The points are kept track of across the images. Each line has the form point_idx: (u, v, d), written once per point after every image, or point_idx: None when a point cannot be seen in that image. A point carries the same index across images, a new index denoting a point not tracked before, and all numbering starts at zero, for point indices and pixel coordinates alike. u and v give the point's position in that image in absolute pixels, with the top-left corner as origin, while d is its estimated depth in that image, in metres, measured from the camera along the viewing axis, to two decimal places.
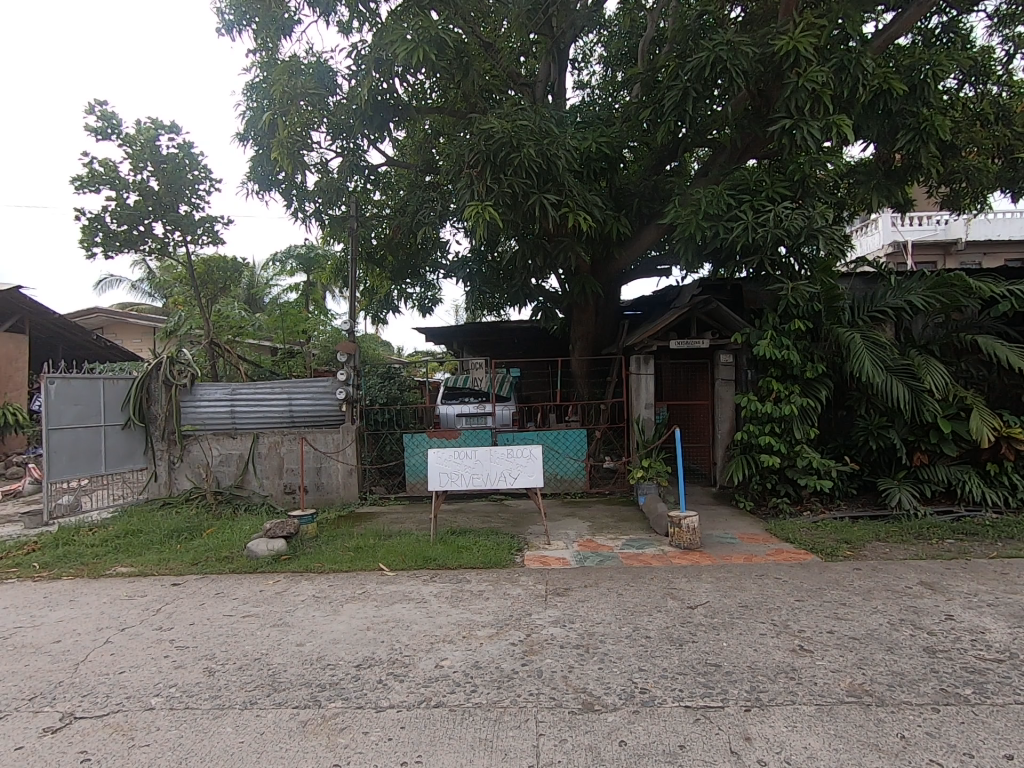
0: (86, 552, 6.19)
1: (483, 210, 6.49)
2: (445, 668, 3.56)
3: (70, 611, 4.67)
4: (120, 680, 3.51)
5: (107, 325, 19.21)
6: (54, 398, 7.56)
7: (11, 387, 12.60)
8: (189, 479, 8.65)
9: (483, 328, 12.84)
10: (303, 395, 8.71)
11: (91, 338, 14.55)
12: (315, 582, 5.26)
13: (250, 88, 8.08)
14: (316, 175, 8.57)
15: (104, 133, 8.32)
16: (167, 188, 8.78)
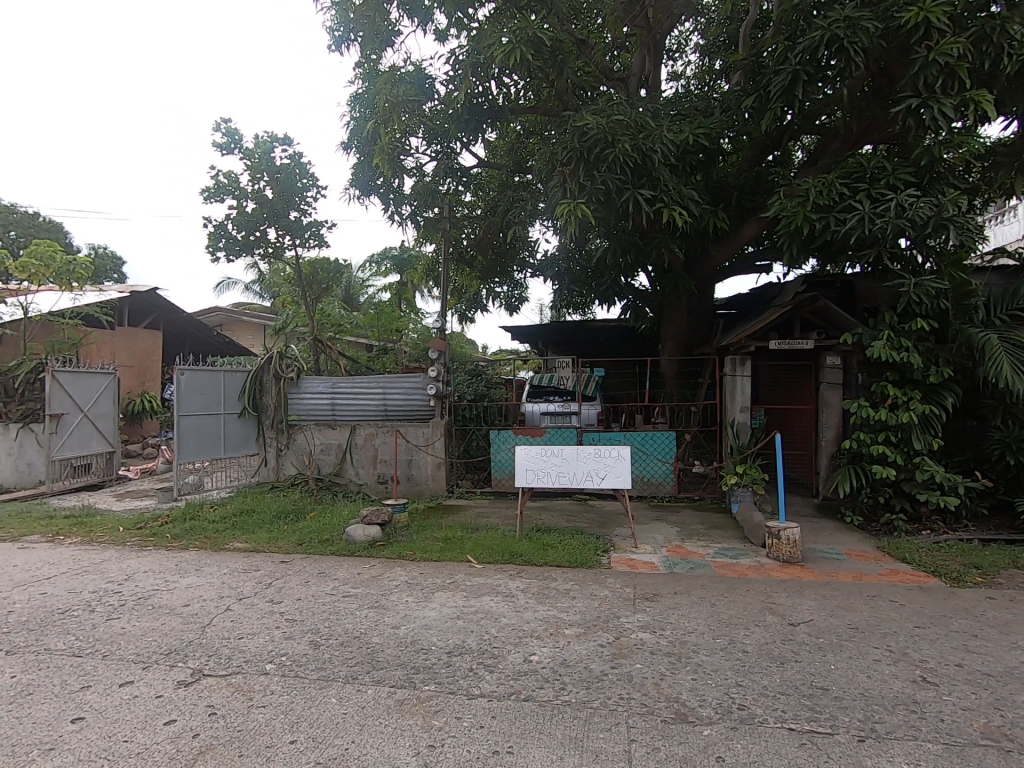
0: (208, 528, 6.86)
1: (575, 208, 6.45)
2: (534, 663, 3.58)
3: (197, 579, 5.19)
4: (239, 645, 3.85)
5: (226, 322, 21.23)
6: (184, 387, 8.47)
7: (149, 377, 14.23)
8: (294, 466, 9.33)
9: (568, 326, 12.80)
10: (398, 390, 9.12)
11: (214, 334, 16.12)
12: (407, 569, 5.49)
13: (354, 99, 8.55)
14: (413, 179, 8.89)
15: (229, 148, 9.16)
16: (280, 196, 9.52)
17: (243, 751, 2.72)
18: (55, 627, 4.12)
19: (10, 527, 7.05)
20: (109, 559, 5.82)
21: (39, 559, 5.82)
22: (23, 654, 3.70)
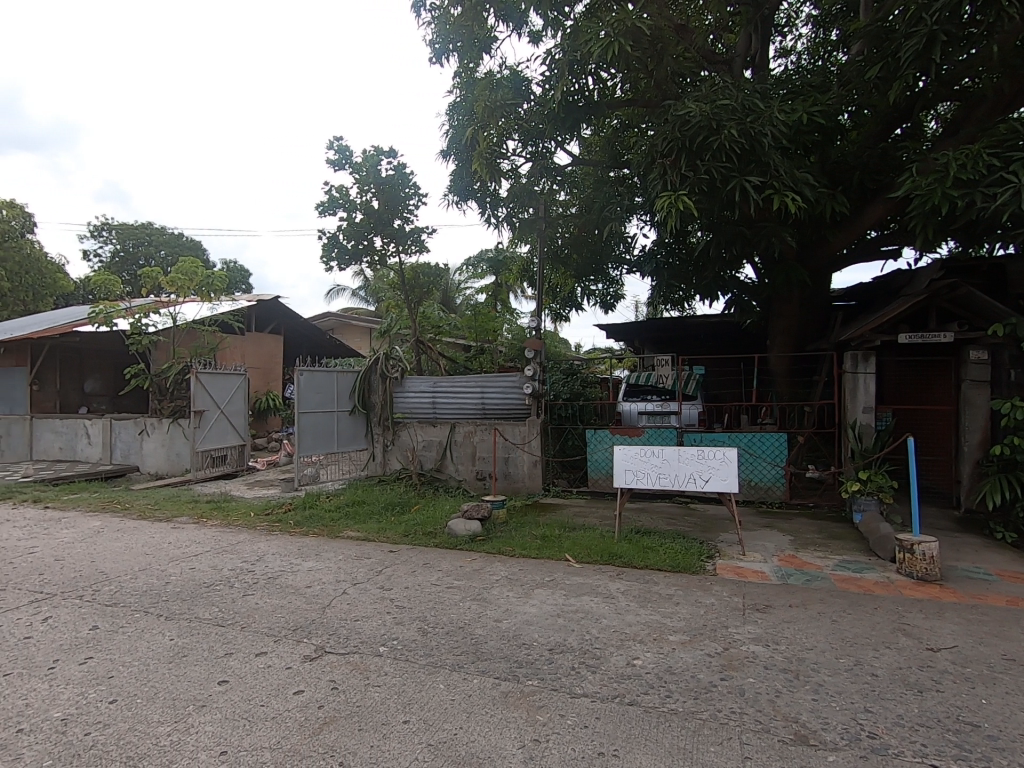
0: (325, 516, 7.41)
1: (676, 199, 6.22)
2: (638, 668, 3.51)
3: (317, 563, 5.64)
4: (355, 627, 4.13)
5: (337, 326, 22.87)
6: (303, 386, 9.25)
7: (273, 377, 15.67)
8: (399, 461, 9.84)
9: (666, 323, 12.39)
10: (495, 390, 9.31)
11: (327, 338, 17.43)
12: (507, 564, 5.59)
13: (452, 108, 8.84)
14: (510, 182, 9.03)
15: (341, 164, 9.84)
16: (385, 206, 10.08)
17: (362, 725, 2.91)
18: (203, 599, 4.66)
19: (165, 509, 8.07)
20: (243, 541, 6.47)
21: (188, 538, 6.60)
22: (178, 620, 4.22)
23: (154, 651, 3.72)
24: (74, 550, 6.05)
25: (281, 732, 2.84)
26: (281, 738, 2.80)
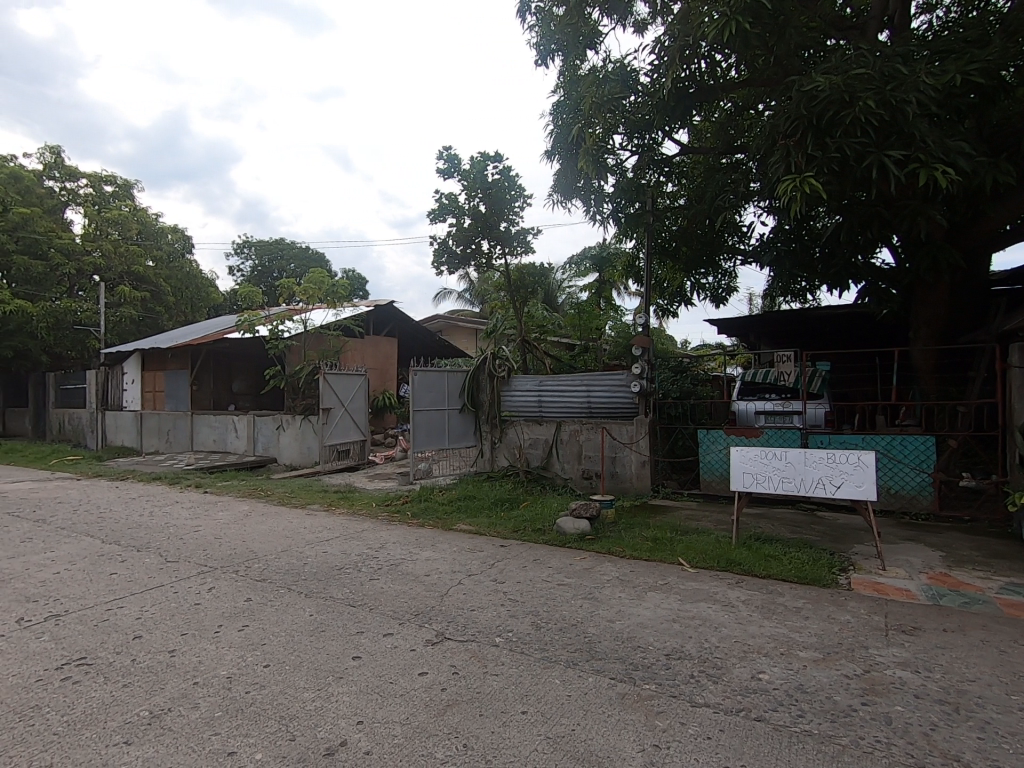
0: (439, 509, 7.77)
1: (802, 183, 5.77)
2: (764, 682, 3.31)
3: (434, 553, 5.94)
4: (472, 616, 4.30)
5: (445, 328, 23.89)
6: (417, 385, 9.84)
7: (389, 377, 16.71)
8: (506, 459, 9.98)
9: (785, 317, 11.54)
10: (601, 389, 9.21)
11: (437, 339, 18.26)
12: (618, 565, 5.52)
13: (556, 108, 8.83)
14: (616, 177, 8.85)
15: (450, 172, 10.24)
16: (492, 210, 10.36)
17: (483, 711, 3.02)
18: (335, 580, 5.08)
19: (299, 497, 8.91)
20: (367, 529, 6.96)
21: (320, 524, 7.24)
22: (316, 598, 4.65)
23: (298, 624, 4.13)
24: (229, 531, 6.87)
25: (409, 709, 3.04)
26: (409, 714, 2.99)
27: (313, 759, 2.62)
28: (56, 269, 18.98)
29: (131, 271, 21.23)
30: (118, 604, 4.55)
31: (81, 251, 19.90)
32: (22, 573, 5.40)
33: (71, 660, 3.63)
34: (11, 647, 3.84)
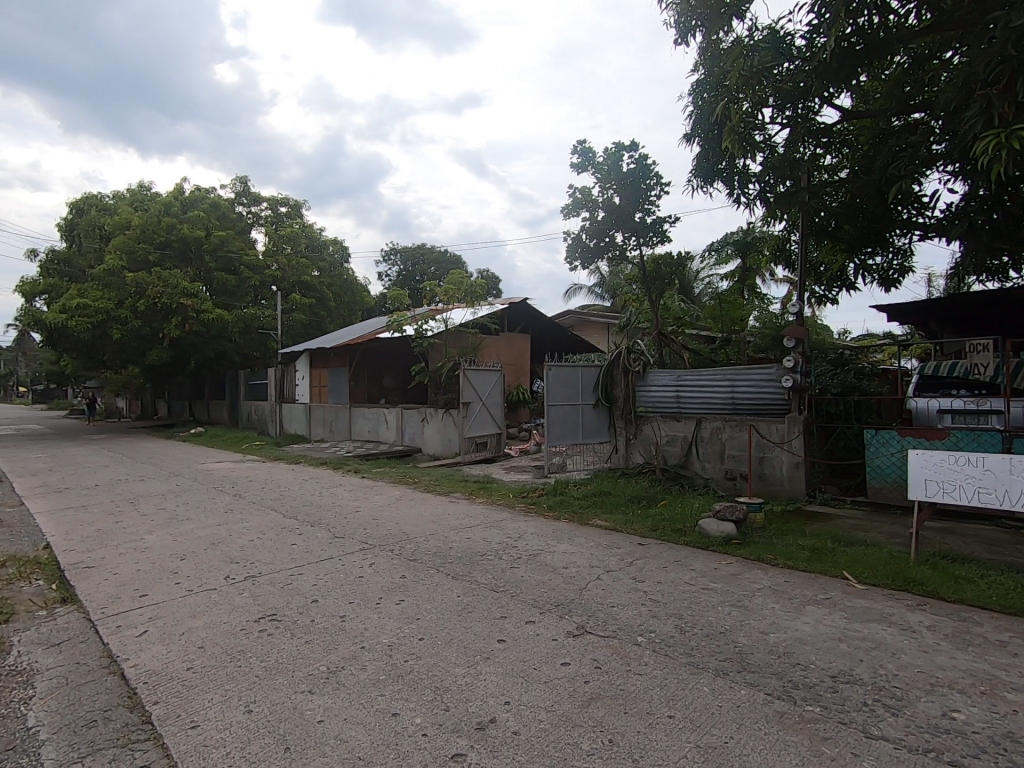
0: (574, 503, 7.82)
1: (1009, 138, 4.84)
2: (959, 723, 2.85)
3: (572, 547, 5.98)
4: (613, 613, 4.25)
5: (577, 324, 23.93)
6: (552, 380, 10.01)
7: (523, 373, 17.13)
8: (642, 455, 9.77)
9: (978, 301, 9.82)
10: (747, 384, 8.55)
11: (569, 335, 18.33)
12: (771, 574, 5.10)
13: (696, 87, 8.34)
14: (764, 154, 8.13)
15: (584, 166, 10.18)
16: (627, 200, 10.11)
17: (628, 709, 2.98)
18: (479, 566, 5.34)
19: (443, 485, 9.51)
20: (506, 519, 7.22)
21: (463, 512, 7.66)
22: (463, 581, 4.92)
23: (447, 603, 4.41)
24: (384, 513, 7.54)
25: (554, 697, 3.09)
26: (554, 702, 3.05)
27: (466, 731, 2.79)
28: (244, 282, 22.22)
29: (300, 280, 24.18)
30: (298, 571, 5.22)
31: (263, 266, 23.10)
32: (227, 538, 6.43)
33: (266, 615, 4.25)
34: (221, 599, 4.60)
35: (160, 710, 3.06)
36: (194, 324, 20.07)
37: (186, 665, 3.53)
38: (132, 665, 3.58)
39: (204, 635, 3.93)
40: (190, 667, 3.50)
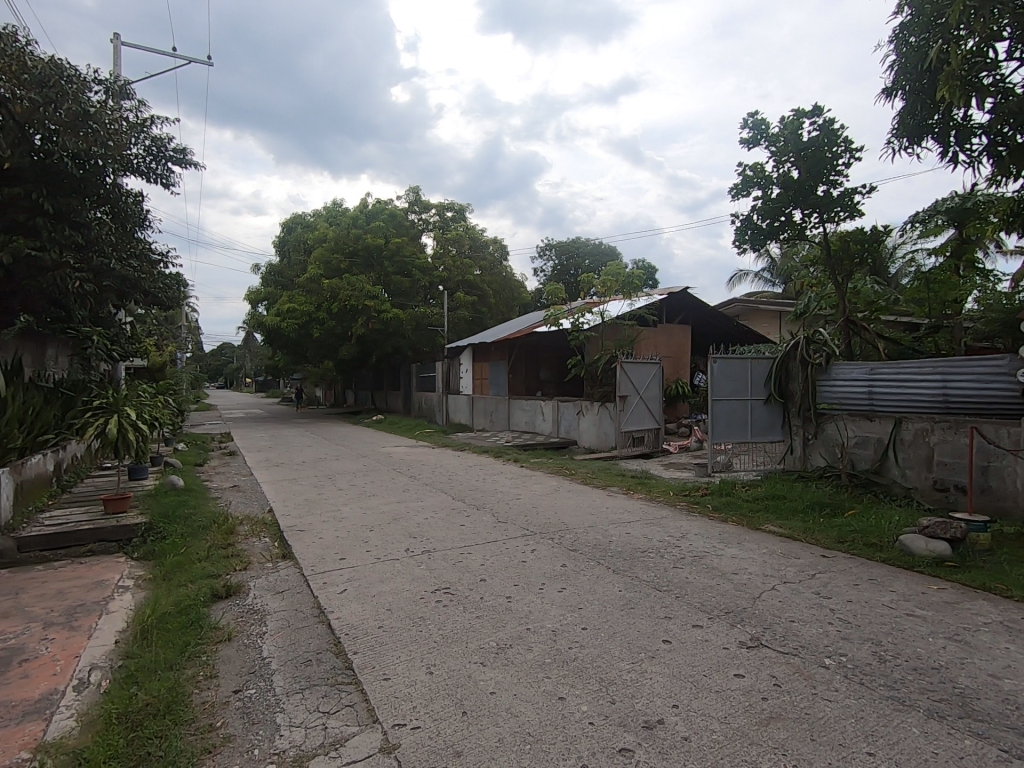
0: (743, 506, 7.27)
1: None
2: None
3: (741, 552, 5.57)
4: (793, 628, 3.87)
5: (743, 313, 22.14)
6: (717, 374, 9.50)
7: (683, 366, 16.34)
8: (824, 457, 8.73)
9: None
10: (967, 380, 7.14)
11: (734, 325, 17.05)
12: (1002, 607, 4.22)
13: (901, 31, 7.10)
14: (997, 100, 6.66)
15: (756, 141, 9.33)
16: (808, 173, 9.06)
17: (816, 736, 2.69)
18: (639, 562, 5.23)
19: (600, 478, 9.49)
20: (667, 517, 6.97)
21: (621, 506, 7.57)
22: (623, 576, 4.86)
23: (609, 596, 4.40)
24: (543, 502, 7.77)
25: (727, 708, 2.91)
26: (728, 714, 2.87)
27: (634, 727, 2.75)
28: (416, 284, 24.38)
29: (464, 280, 25.81)
30: (468, 550, 5.61)
31: (433, 268, 25.10)
32: (406, 515, 7.15)
33: (441, 588, 4.63)
34: (403, 569, 5.12)
35: (358, 659, 3.51)
36: (376, 323, 22.53)
37: (377, 623, 4.00)
38: (336, 617, 4.15)
39: (391, 599, 4.42)
40: (381, 626, 3.96)
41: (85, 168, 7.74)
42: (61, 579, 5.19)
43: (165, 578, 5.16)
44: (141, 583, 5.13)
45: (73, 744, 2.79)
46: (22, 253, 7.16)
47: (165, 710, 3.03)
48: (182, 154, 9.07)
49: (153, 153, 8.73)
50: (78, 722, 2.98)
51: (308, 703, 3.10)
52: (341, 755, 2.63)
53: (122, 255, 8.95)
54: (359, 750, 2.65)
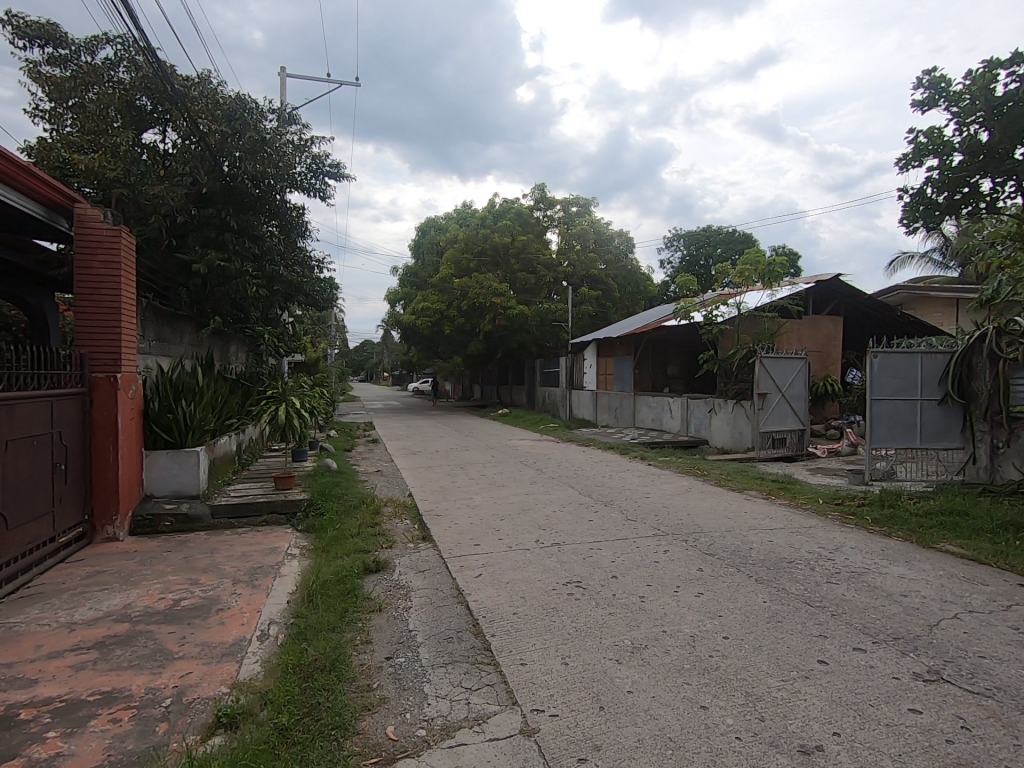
0: (911, 520, 6.39)
1: None
2: None
3: (911, 572, 4.90)
4: (983, 665, 3.33)
5: (908, 301, 19.44)
6: (876, 371, 8.47)
7: (832, 362, 14.77)
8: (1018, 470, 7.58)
9: None
10: None
11: (898, 314, 15.01)
12: None
13: None
14: None
15: (933, 102, 8.09)
16: (1004, 134, 7.66)
17: None
18: (786, 573, 4.83)
19: (736, 481, 8.90)
20: (816, 526, 6.35)
21: (761, 512, 7.03)
22: (768, 586, 4.51)
23: (752, 606, 4.12)
24: (674, 502, 7.48)
25: (901, 746, 2.58)
26: (902, 752, 2.54)
27: (788, 749, 2.54)
28: (541, 280, 24.69)
29: (588, 274, 25.63)
30: (598, 546, 5.57)
31: (557, 264, 25.29)
32: (535, 507, 7.29)
33: (572, 581, 4.65)
34: (535, 559, 5.22)
35: (496, 642, 3.65)
36: (502, 319, 23.19)
37: (512, 609, 4.12)
38: (473, 600, 4.35)
39: (524, 588, 4.53)
40: (515, 612, 4.07)
41: (260, 188, 8.85)
42: (244, 544, 6.04)
43: (324, 549, 5.77)
44: (306, 553, 5.79)
45: (260, 685, 3.23)
46: (214, 263, 8.40)
47: (331, 667, 3.39)
48: (336, 168, 9.99)
49: (313, 169, 9.70)
50: (263, 668, 3.45)
51: (452, 677, 3.29)
52: (484, 731, 2.76)
53: (288, 262, 10.11)
54: (500, 728, 2.76)
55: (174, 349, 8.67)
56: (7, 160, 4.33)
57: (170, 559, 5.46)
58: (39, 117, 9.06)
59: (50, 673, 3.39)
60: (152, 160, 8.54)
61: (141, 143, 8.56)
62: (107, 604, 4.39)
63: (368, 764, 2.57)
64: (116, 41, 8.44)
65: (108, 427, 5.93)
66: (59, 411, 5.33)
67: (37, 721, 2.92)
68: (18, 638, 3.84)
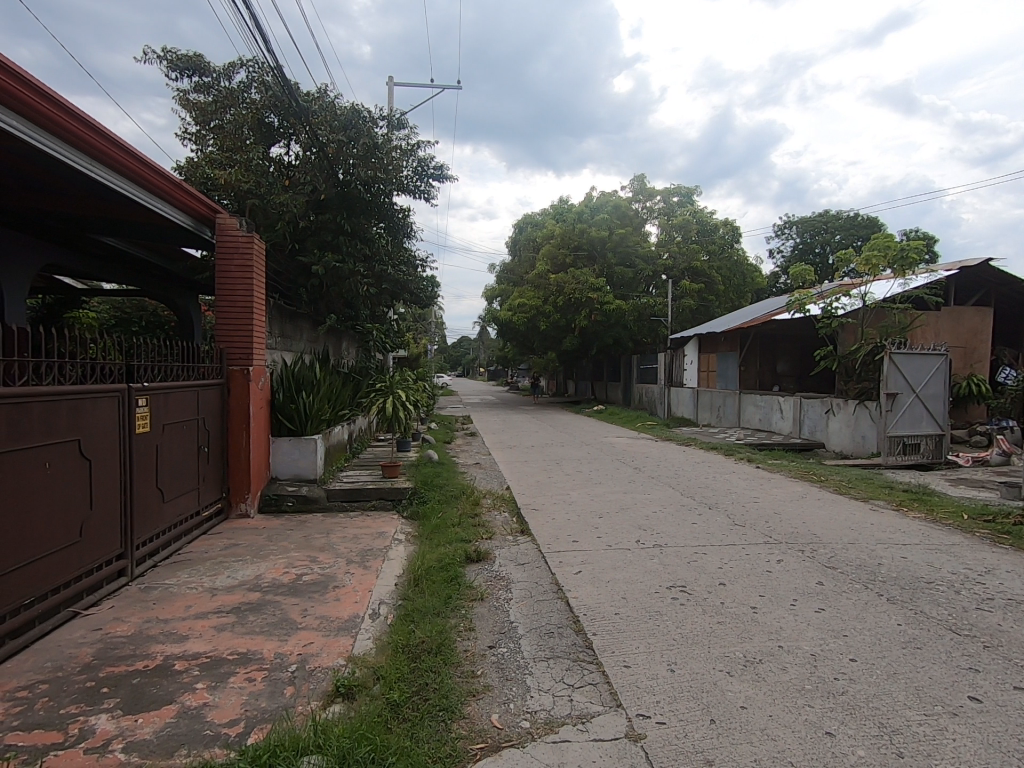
0: None
1: None
2: None
3: None
4: None
5: None
6: None
7: (978, 359, 13.00)
8: None
9: None
10: None
11: None
12: None
13: None
14: None
15: None
16: None
17: None
18: (925, 594, 4.31)
19: (859, 489, 8.11)
20: (960, 545, 5.61)
21: (890, 524, 6.34)
22: (903, 608, 4.06)
23: (884, 628, 3.72)
24: (788, 508, 6.96)
25: None
26: None
27: None
28: (639, 274, 24.16)
29: (690, 267, 24.58)
30: (703, 550, 5.32)
31: (657, 257, 24.54)
32: (634, 506, 7.11)
33: (676, 585, 4.48)
34: (635, 560, 5.09)
35: (598, 641, 3.59)
36: (598, 315, 22.87)
37: (613, 609, 4.05)
38: (573, 597, 4.32)
39: (625, 588, 4.42)
40: (617, 612, 3.99)
41: (371, 192, 9.36)
42: (356, 527, 6.44)
43: (428, 537, 6.01)
44: (411, 539, 6.07)
45: (373, 661, 3.42)
46: (330, 265, 9.03)
47: (437, 650, 3.52)
48: (440, 169, 10.29)
49: (418, 171, 10.03)
50: (375, 645, 3.65)
51: (554, 672, 3.29)
52: (588, 730, 2.73)
53: (396, 262, 10.62)
54: (605, 730, 2.71)
55: (296, 345, 9.44)
56: (162, 177, 4.91)
57: (292, 537, 5.95)
58: (186, 139, 10.26)
59: (198, 631, 3.83)
60: (278, 171, 9.34)
61: (269, 157, 9.36)
62: (242, 574, 4.88)
63: (474, 749, 2.63)
64: (248, 65, 9.31)
65: (242, 415, 6.57)
66: (203, 400, 5.99)
67: (188, 672, 3.30)
68: (173, 598, 4.37)
